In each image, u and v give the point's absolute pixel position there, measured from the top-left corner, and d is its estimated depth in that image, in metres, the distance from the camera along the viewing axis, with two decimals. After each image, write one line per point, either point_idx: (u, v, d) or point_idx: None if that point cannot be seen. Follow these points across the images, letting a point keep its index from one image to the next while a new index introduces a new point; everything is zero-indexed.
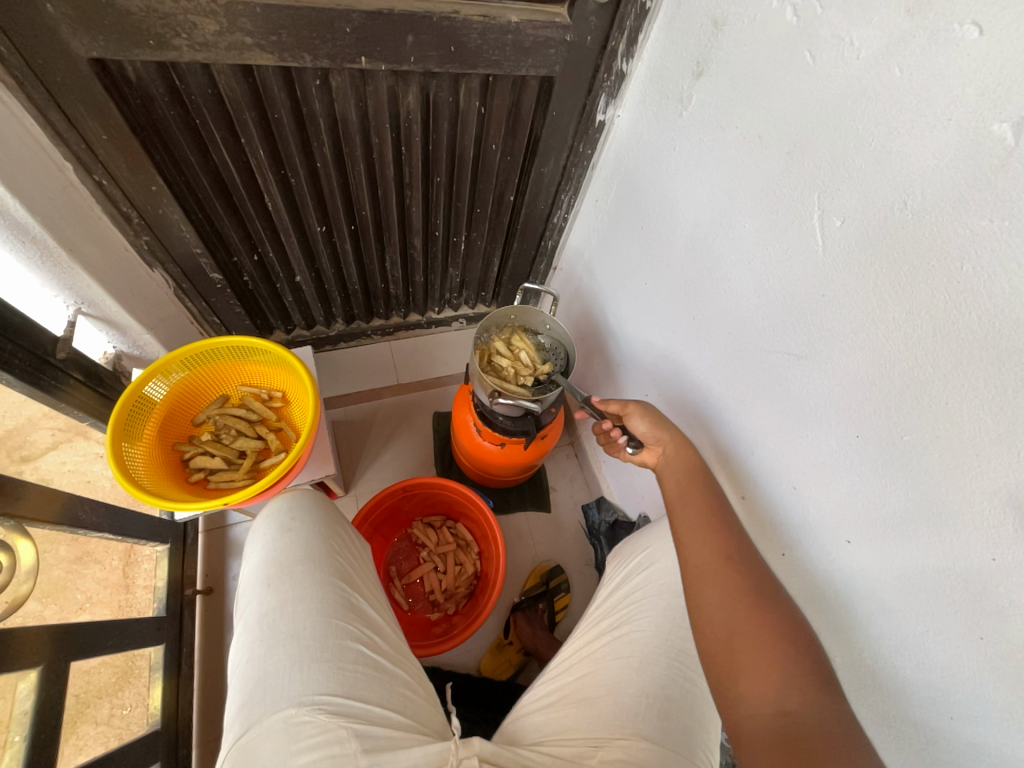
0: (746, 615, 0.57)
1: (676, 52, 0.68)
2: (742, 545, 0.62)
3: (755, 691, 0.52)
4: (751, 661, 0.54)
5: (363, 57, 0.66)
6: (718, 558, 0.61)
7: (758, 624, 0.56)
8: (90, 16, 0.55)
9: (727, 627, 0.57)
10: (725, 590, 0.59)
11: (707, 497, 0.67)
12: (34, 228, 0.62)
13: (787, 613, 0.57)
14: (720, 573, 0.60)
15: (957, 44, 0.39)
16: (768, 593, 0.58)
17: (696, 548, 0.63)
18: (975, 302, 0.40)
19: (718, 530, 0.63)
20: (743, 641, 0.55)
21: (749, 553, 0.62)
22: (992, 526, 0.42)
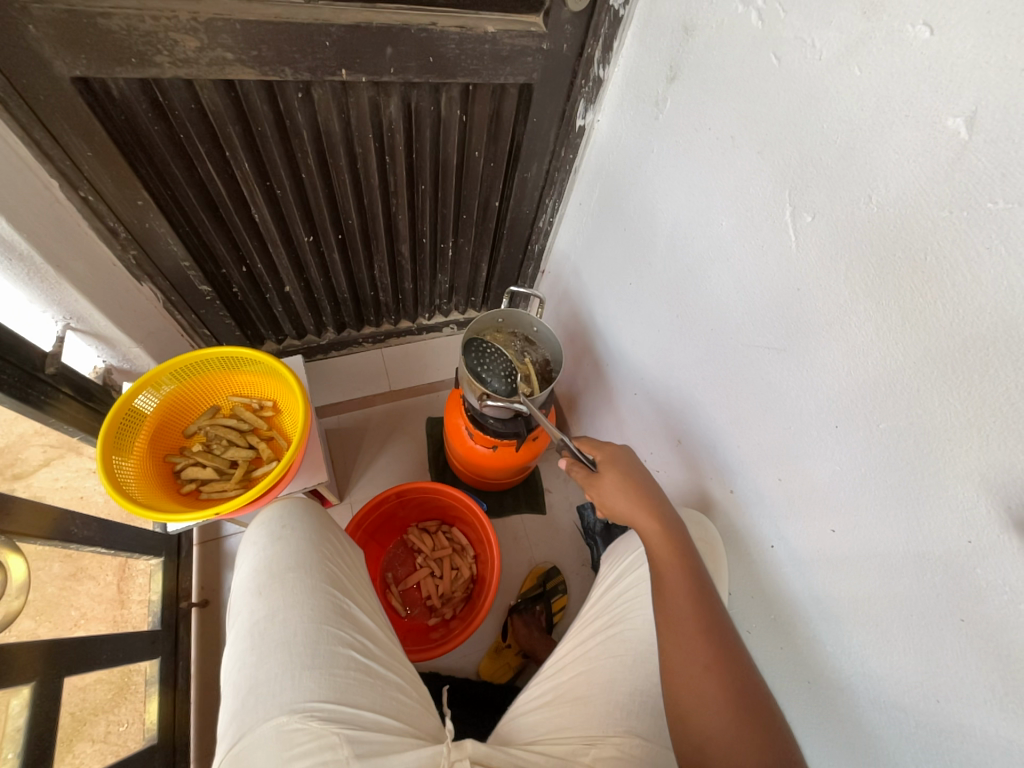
0: (729, 722, 0.51)
1: (650, 56, 0.69)
2: (728, 641, 0.56)
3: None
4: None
5: (343, 70, 0.67)
6: (702, 660, 0.54)
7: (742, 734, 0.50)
8: (70, 35, 0.56)
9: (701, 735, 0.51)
10: (710, 691, 0.53)
11: (693, 582, 0.59)
12: (21, 245, 0.63)
13: (771, 725, 0.51)
14: (702, 674, 0.54)
15: (910, 43, 0.40)
16: (755, 704, 0.52)
17: (675, 639, 0.56)
18: (940, 290, 0.41)
19: (705, 624, 0.56)
20: (717, 749, 0.50)
21: (724, 639, 0.56)
22: (966, 508, 0.43)
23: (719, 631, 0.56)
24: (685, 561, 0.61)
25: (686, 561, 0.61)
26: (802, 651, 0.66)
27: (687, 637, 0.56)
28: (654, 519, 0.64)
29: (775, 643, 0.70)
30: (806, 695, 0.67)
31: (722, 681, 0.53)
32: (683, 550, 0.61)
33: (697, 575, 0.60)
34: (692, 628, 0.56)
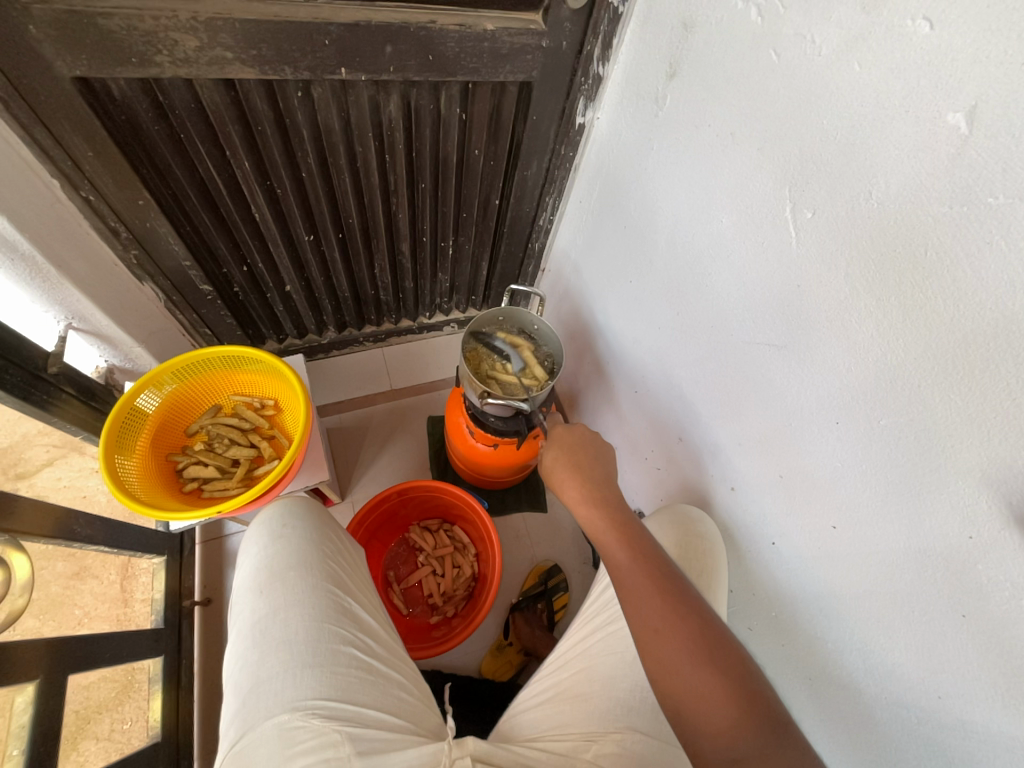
0: (694, 673, 0.50)
1: (650, 53, 0.69)
2: (679, 595, 0.56)
3: (709, 753, 0.47)
4: (701, 726, 0.48)
5: (342, 68, 0.67)
6: (653, 618, 0.54)
7: (706, 682, 0.49)
8: (71, 36, 0.56)
9: (671, 692, 0.51)
10: (668, 645, 0.52)
11: (637, 551, 0.60)
12: (23, 246, 0.63)
13: (735, 666, 0.50)
14: (656, 631, 0.53)
15: (910, 38, 0.40)
16: (713, 649, 0.51)
17: (628, 602, 0.56)
18: (941, 286, 0.41)
19: (650, 584, 0.57)
20: (688, 699, 0.49)
21: (674, 589, 0.56)
22: (968, 504, 0.43)
23: (671, 587, 0.56)
24: (626, 532, 0.62)
25: (628, 532, 0.63)
26: (803, 648, 0.65)
27: (634, 602, 0.56)
28: (590, 499, 0.67)
29: (776, 640, 0.70)
30: (808, 692, 0.67)
31: (676, 636, 0.53)
32: (624, 524, 0.64)
33: (641, 542, 0.61)
34: (640, 590, 0.57)
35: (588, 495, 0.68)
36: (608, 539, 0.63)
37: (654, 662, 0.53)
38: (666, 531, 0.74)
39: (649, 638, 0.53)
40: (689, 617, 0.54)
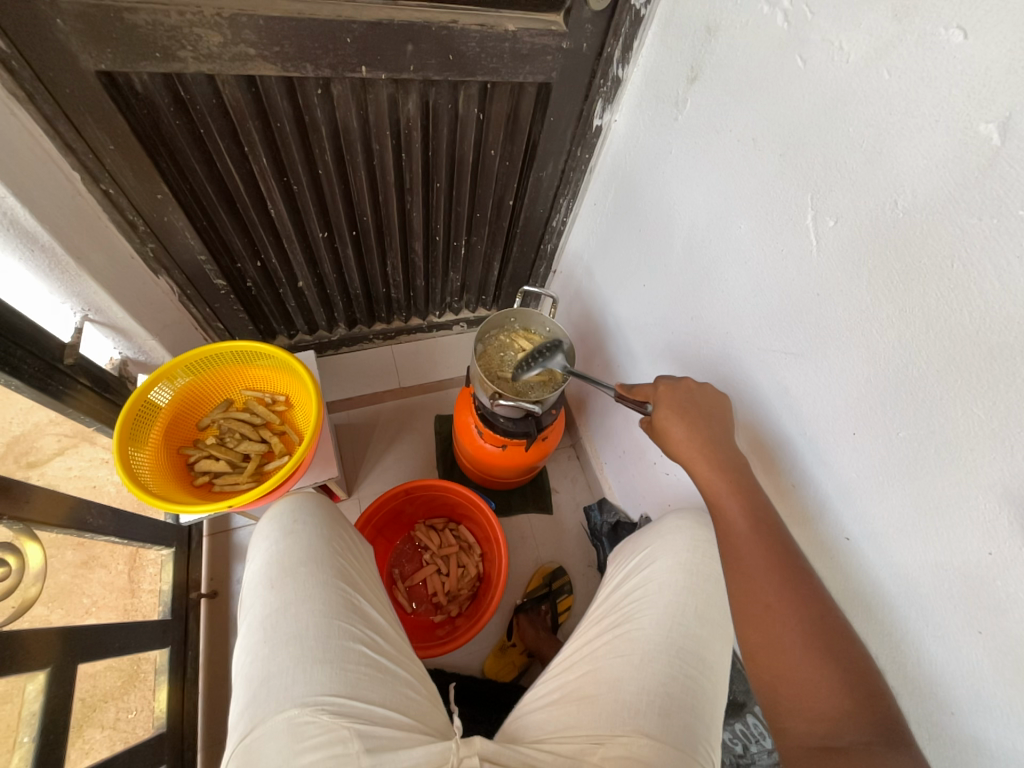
0: (812, 660, 0.50)
1: (671, 56, 0.68)
2: (806, 581, 0.54)
3: (807, 736, 0.49)
4: (803, 711, 0.49)
5: (363, 67, 0.67)
6: (774, 601, 0.53)
7: (822, 671, 0.49)
8: (97, 29, 0.56)
9: (774, 673, 0.52)
10: (789, 630, 0.52)
11: (765, 527, 0.57)
12: (43, 237, 0.64)
13: (854, 657, 0.50)
14: (776, 614, 0.53)
15: (943, 46, 0.39)
16: (829, 639, 0.51)
17: (748, 578, 0.55)
18: (966, 299, 0.41)
19: (777, 568, 0.54)
20: (790, 680, 0.51)
21: (800, 572, 0.54)
22: (988, 521, 0.42)
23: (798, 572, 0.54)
24: (756, 506, 0.58)
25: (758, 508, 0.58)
26: None
27: (757, 580, 0.55)
28: (721, 466, 0.61)
29: None
30: None
31: (798, 623, 0.52)
32: (757, 497, 0.59)
33: (771, 518, 0.57)
34: (767, 569, 0.55)
35: (716, 461, 0.61)
36: (735, 513, 0.58)
37: (766, 641, 0.53)
38: (677, 529, 0.71)
39: (769, 618, 0.53)
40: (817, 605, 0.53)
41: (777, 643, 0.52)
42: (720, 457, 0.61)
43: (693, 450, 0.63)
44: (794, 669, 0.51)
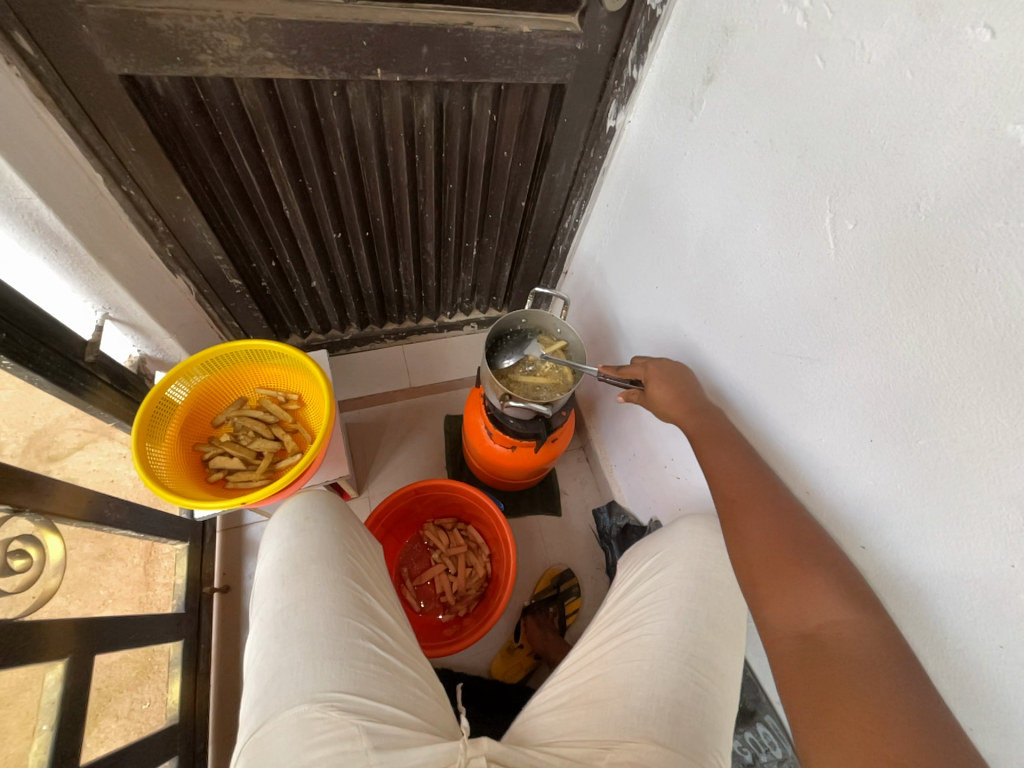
0: (787, 549, 0.54)
1: (687, 56, 0.68)
2: (774, 486, 0.60)
3: (784, 622, 0.52)
4: (779, 600, 0.53)
5: (379, 69, 0.68)
6: (745, 501, 0.59)
7: (795, 559, 0.54)
8: (121, 34, 0.57)
9: (751, 566, 0.56)
10: (761, 526, 0.57)
11: (735, 449, 0.64)
12: (67, 237, 0.65)
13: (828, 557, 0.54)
14: (749, 515, 0.58)
15: (969, 46, 0.39)
16: (803, 539, 0.55)
17: (725, 493, 0.61)
18: (990, 305, 0.40)
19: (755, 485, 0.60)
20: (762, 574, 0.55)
21: (776, 489, 0.59)
22: (1010, 533, 0.41)
23: (767, 481, 0.60)
24: (728, 437, 0.65)
25: (727, 435, 0.65)
26: None
27: (730, 487, 0.61)
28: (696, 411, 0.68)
29: None
30: None
31: (772, 525, 0.56)
32: (725, 430, 0.66)
33: (739, 444, 0.64)
34: (740, 477, 0.61)
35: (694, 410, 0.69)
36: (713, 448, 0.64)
37: (740, 539, 0.58)
38: (690, 535, 0.71)
39: (742, 517, 0.58)
40: (785, 504, 0.58)
41: (751, 542, 0.57)
42: (691, 405, 0.69)
43: (670, 396, 0.71)
44: (769, 559, 0.55)
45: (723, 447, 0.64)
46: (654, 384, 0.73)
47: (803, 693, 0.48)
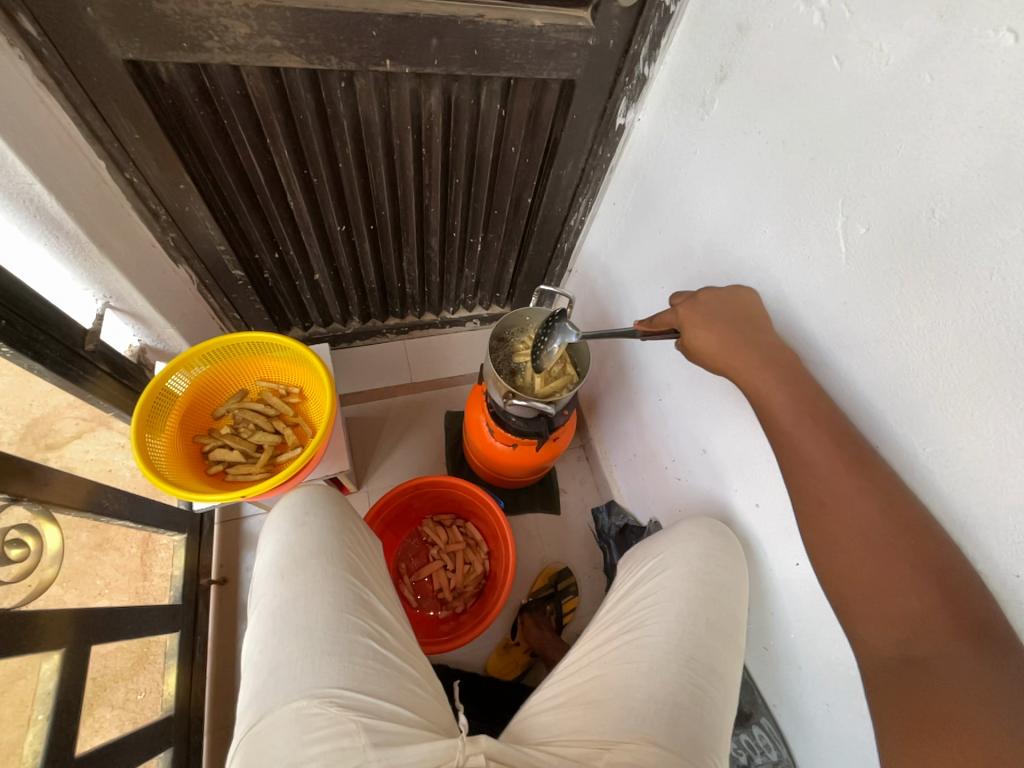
0: (886, 561, 0.46)
1: (699, 55, 0.67)
2: (881, 475, 0.49)
3: (882, 642, 0.47)
4: (874, 614, 0.47)
5: (388, 60, 0.67)
6: (838, 503, 0.50)
7: (902, 576, 0.45)
8: (126, 19, 0.56)
9: (843, 578, 0.50)
10: (860, 533, 0.48)
11: (822, 422, 0.52)
12: (68, 224, 0.64)
13: (941, 564, 0.44)
14: (837, 514, 0.50)
15: (990, 50, 0.38)
16: (909, 540, 0.46)
17: (807, 482, 0.52)
18: (1004, 314, 0.40)
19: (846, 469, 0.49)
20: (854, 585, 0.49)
21: (875, 474, 0.49)
22: (1016, 542, 0.42)
23: (868, 467, 0.49)
24: (807, 398, 0.53)
25: (815, 404, 0.53)
26: (826, 668, 0.65)
27: (816, 483, 0.51)
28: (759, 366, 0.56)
29: (797, 660, 0.69)
30: (826, 714, 0.66)
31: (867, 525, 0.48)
32: (812, 397, 0.54)
33: (828, 414, 0.52)
34: (830, 469, 0.50)
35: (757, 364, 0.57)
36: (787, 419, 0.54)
37: (832, 549, 0.51)
38: (690, 538, 0.71)
39: (834, 524, 0.50)
40: (895, 502, 0.47)
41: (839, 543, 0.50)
42: (767, 357, 0.56)
43: (726, 349, 0.59)
44: (867, 573, 0.48)
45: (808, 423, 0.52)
46: (714, 337, 0.60)
47: (899, 726, 0.43)
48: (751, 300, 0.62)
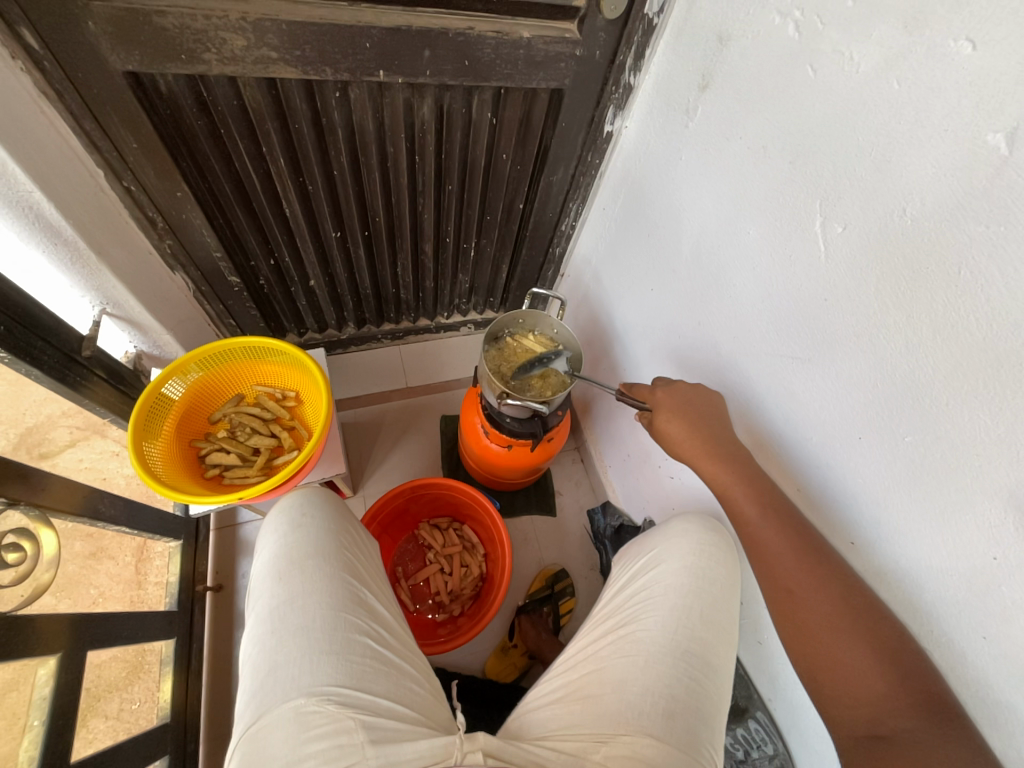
0: (846, 645, 0.51)
1: (683, 64, 0.70)
2: (836, 567, 0.55)
3: (850, 725, 0.49)
4: (843, 697, 0.50)
5: (381, 71, 0.69)
6: (804, 594, 0.54)
7: (860, 659, 0.50)
8: (126, 31, 0.58)
9: (813, 662, 0.53)
10: (823, 621, 0.53)
11: (779, 515, 0.58)
12: (67, 231, 0.65)
13: (896, 645, 0.50)
14: (803, 600, 0.54)
15: (951, 58, 0.40)
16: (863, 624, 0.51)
17: (769, 569, 0.57)
18: (974, 306, 0.42)
19: (801, 556, 0.56)
20: (825, 667, 0.52)
21: (829, 564, 0.55)
22: (993, 526, 0.43)
23: (821, 558, 0.55)
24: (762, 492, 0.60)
25: (775, 501, 0.60)
26: None
27: (779, 572, 0.56)
28: (720, 461, 0.63)
29: None
30: None
31: (825, 608, 0.53)
32: (771, 493, 0.60)
33: (786, 509, 0.59)
34: (794, 562, 0.56)
35: (717, 459, 0.64)
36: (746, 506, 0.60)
37: (802, 638, 0.54)
38: (684, 533, 0.72)
39: (799, 612, 0.55)
40: (847, 592, 0.53)
41: (805, 627, 0.54)
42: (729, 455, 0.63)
43: (693, 444, 0.66)
44: (831, 657, 0.52)
45: (772, 518, 0.58)
46: (681, 433, 0.67)
47: None
48: (711, 398, 0.69)
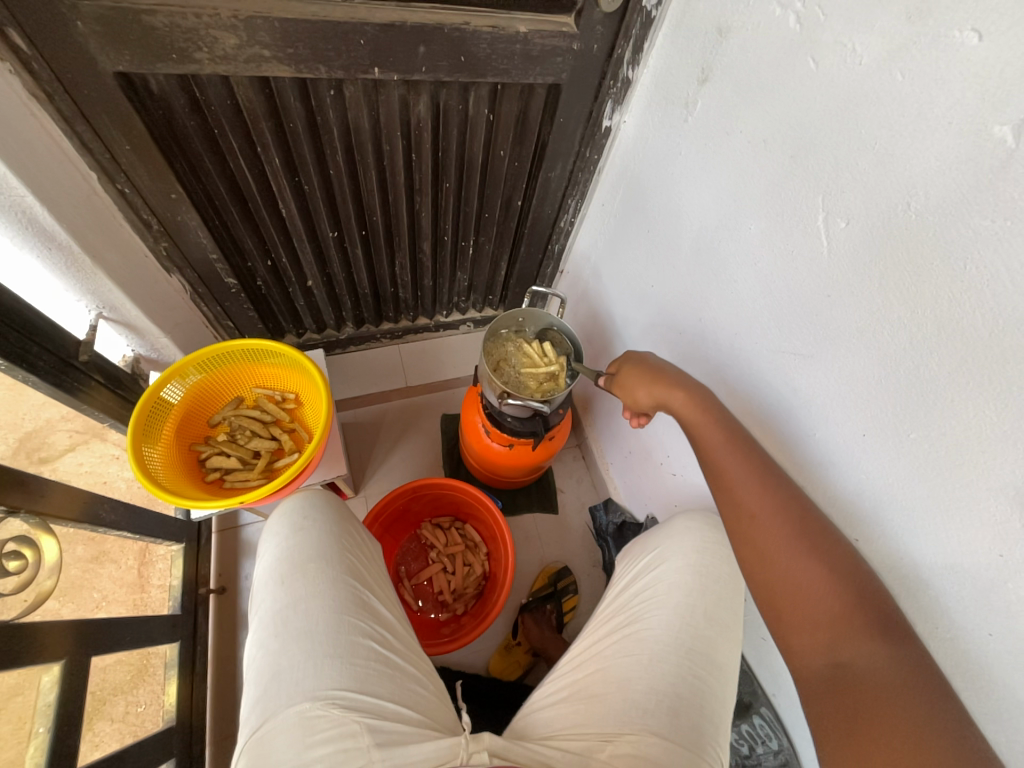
0: (804, 574, 0.53)
1: (681, 57, 0.69)
2: (796, 504, 0.57)
3: (811, 654, 0.51)
4: (803, 627, 0.52)
5: (376, 68, 0.68)
6: (766, 523, 0.57)
7: (815, 586, 0.52)
8: (116, 32, 0.57)
9: (775, 593, 0.55)
10: (780, 552, 0.55)
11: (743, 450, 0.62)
12: (61, 235, 0.65)
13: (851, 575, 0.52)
14: (763, 531, 0.57)
15: (957, 49, 0.40)
16: (820, 553, 0.53)
17: (731, 505, 0.60)
18: (978, 301, 0.41)
19: (763, 490, 0.59)
20: (786, 596, 0.54)
21: (788, 497, 0.58)
22: (999, 523, 0.43)
23: (782, 493, 0.58)
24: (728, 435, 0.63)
25: (739, 437, 0.63)
26: None
27: (742, 508, 0.59)
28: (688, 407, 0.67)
29: None
30: None
31: (784, 539, 0.55)
32: (734, 435, 0.64)
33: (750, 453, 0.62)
34: (756, 500, 0.58)
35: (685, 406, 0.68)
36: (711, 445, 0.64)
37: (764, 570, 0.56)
38: (686, 531, 0.71)
39: (764, 546, 0.57)
40: (806, 524, 0.55)
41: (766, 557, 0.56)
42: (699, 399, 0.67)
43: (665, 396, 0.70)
44: (792, 592, 0.53)
45: (735, 455, 0.61)
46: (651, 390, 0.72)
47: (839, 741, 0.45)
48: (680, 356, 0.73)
